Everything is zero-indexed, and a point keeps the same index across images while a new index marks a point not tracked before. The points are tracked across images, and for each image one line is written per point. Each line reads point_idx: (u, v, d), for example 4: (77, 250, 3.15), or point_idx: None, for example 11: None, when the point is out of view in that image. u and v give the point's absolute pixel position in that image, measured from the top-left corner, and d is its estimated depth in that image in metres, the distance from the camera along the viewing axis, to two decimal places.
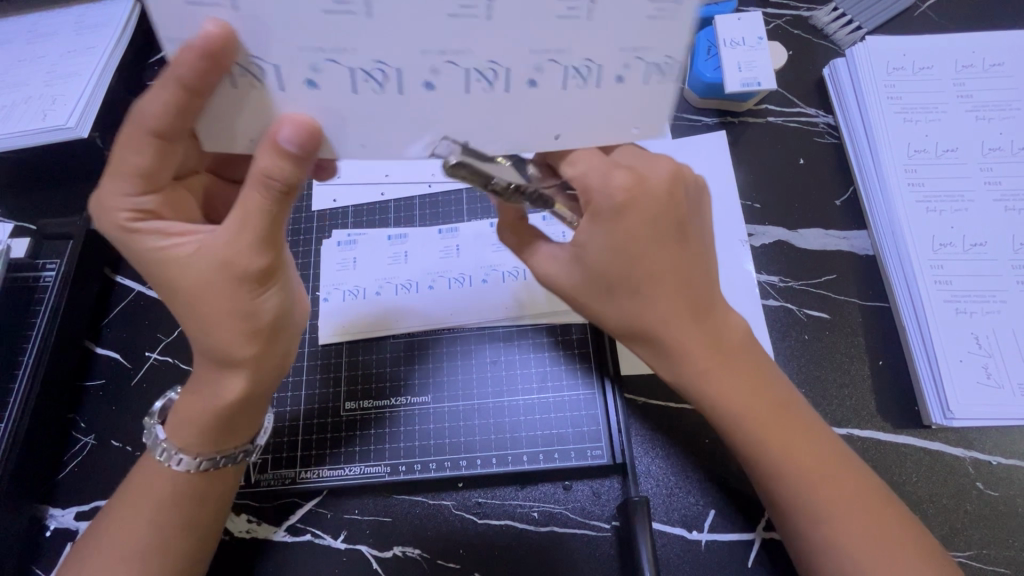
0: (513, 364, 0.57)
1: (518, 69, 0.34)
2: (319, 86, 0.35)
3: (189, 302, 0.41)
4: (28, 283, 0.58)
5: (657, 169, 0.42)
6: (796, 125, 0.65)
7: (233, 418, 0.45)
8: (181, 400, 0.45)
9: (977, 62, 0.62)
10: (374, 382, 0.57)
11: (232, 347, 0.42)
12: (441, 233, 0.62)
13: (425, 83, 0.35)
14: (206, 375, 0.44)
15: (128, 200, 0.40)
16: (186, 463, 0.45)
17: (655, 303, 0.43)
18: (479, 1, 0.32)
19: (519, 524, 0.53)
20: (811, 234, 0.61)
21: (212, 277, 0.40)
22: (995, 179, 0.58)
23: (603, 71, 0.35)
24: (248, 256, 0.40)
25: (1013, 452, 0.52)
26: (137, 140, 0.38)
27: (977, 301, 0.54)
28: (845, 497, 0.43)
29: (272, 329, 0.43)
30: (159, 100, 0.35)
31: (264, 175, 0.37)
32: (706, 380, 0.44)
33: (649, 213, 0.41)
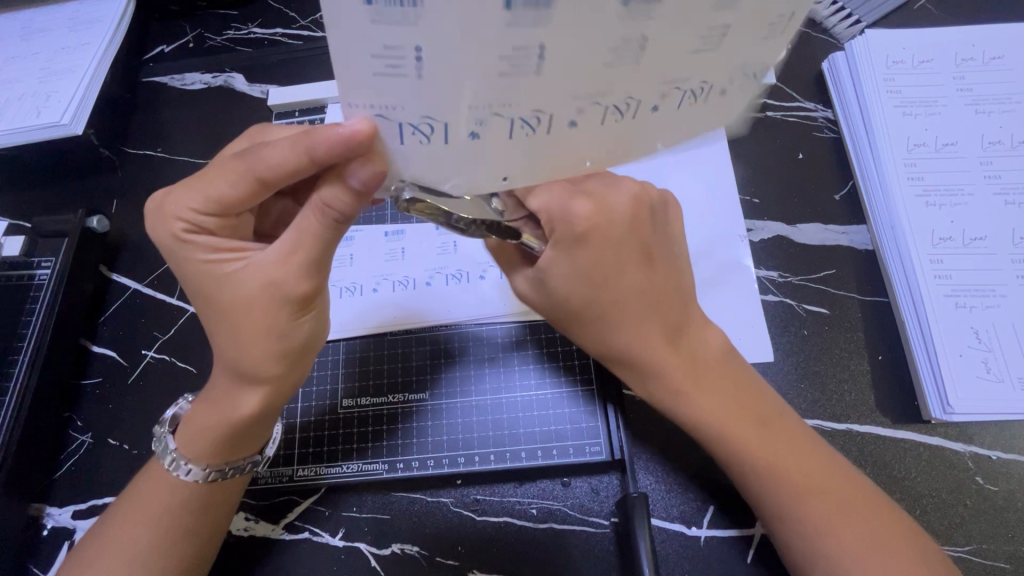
0: (512, 361, 0.57)
1: (564, 115, 0.30)
2: (480, 137, 0.30)
3: (227, 317, 0.41)
4: (23, 281, 0.57)
5: (618, 197, 0.45)
6: (794, 119, 0.65)
7: (248, 432, 0.45)
8: (195, 412, 0.45)
9: (976, 55, 0.62)
10: (372, 378, 0.57)
11: (262, 364, 0.42)
12: (438, 229, 0.62)
13: (571, 123, 0.30)
14: (222, 390, 0.44)
15: (192, 212, 0.40)
16: (194, 474, 0.45)
17: (623, 329, 0.46)
18: (532, 59, 0.27)
19: (517, 522, 0.52)
20: (810, 229, 0.61)
21: (257, 297, 0.40)
22: (995, 173, 0.58)
23: (654, 107, 0.30)
24: (294, 280, 0.40)
25: (1012, 446, 0.52)
26: (235, 172, 0.38)
27: (976, 296, 0.54)
28: (844, 497, 0.43)
29: (301, 351, 0.43)
30: (277, 153, 0.37)
31: (324, 202, 0.37)
32: (683, 399, 0.46)
33: (609, 240, 0.44)
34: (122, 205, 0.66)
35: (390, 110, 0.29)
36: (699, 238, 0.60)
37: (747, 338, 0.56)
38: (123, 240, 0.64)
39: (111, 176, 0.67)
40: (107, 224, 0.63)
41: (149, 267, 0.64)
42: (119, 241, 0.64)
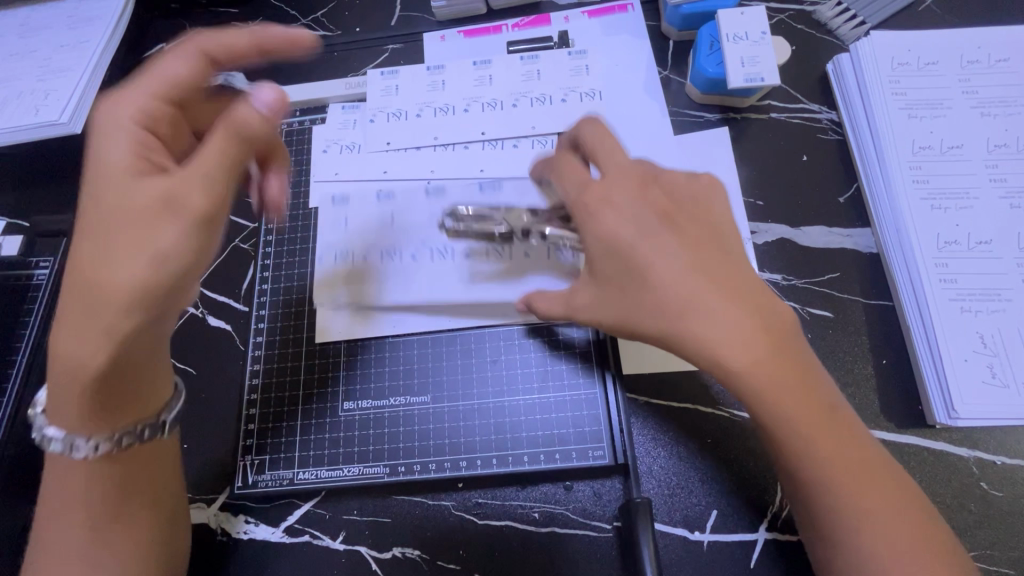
0: (514, 362, 0.56)
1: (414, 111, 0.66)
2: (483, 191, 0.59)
3: (114, 223, 0.40)
4: (21, 281, 0.57)
5: (670, 176, 0.49)
6: (798, 122, 0.64)
7: (110, 380, 0.40)
8: (56, 380, 0.40)
9: (982, 57, 0.62)
10: (391, 364, 0.57)
11: (123, 285, 0.38)
12: (440, 231, 0.59)
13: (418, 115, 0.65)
14: (78, 317, 0.39)
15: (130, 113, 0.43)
16: (88, 453, 0.42)
17: (667, 290, 0.43)
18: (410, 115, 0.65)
19: (519, 525, 0.52)
20: (814, 231, 0.60)
21: (148, 207, 0.40)
22: (1000, 176, 0.57)
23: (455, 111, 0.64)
24: (190, 195, 0.40)
25: (1017, 452, 0.52)
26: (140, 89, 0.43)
27: (982, 300, 0.54)
28: (884, 494, 0.41)
29: (173, 277, 0.39)
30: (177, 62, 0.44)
31: (233, 121, 0.42)
32: (749, 375, 0.41)
33: (630, 200, 0.47)
34: None
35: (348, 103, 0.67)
36: None
37: None
38: None
39: None
40: None
41: None
42: None
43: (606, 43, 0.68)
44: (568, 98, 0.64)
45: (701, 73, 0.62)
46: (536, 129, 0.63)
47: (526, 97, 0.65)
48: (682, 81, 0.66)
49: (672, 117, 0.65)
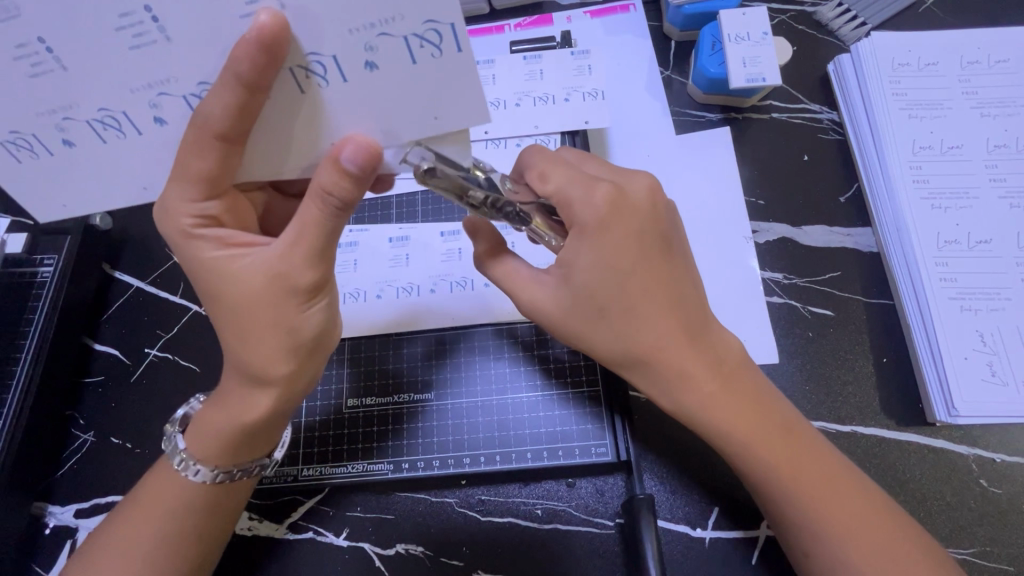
0: (505, 369, 0.57)
1: (346, 54, 0.32)
2: (377, 66, 0.32)
3: (237, 319, 0.42)
4: (26, 278, 0.56)
5: (635, 188, 0.45)
6: (800, 122, 0.65)
7: (259, 433, 0.45)
8: (206, 413, 0.45)
9: (981, 58, 0.62)
10: (363, 379, 0.57)
11: (274, 365, 0.43)
12: (443, 236, 0.61)
13: (365, 63, 0.32)
14: (238, 391, 0.44)
15: (195, 206, 0.41)
16: (203, 475, 0.45)
17: (645, 325, 0.45)
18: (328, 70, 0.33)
19: (522, 522, 0.52)
20: (815, 231, 0.61)
21: (262, 293, 0.41)
22: (1000, 176, 0.58)
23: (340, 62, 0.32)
24: (298, 271, 0.41)
25: (1016, 450, 0.52)
26: (199, 144, 0.36)
27: (981, 299, 0.54)
28: (854, 503, 0.43)
29: (311, 346, 0.44)
30: (216, 102, 0.34)
31: (323, 189, 0.38)
32: (706, 407, 0.45)
33: (633, 225, 0.44)
34: None
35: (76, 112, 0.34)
36: (704, 240, 0.60)
37: (751, 341, 0.56)
38: (125, 238, 0.64)
39: None
40: (109, 222, 0.63)
41: (152, 265, 0.63)
42: (122, 239, 0.64)
43: (608, 42, 0.69)
44: (571, 98, 0.63)
45: (704, 73, 0.62)
46: (539, 127, 0.62)
47: (529, 96, 0.64)
48: (684, 81, 0.67)
49: (674, 117, 0.66)
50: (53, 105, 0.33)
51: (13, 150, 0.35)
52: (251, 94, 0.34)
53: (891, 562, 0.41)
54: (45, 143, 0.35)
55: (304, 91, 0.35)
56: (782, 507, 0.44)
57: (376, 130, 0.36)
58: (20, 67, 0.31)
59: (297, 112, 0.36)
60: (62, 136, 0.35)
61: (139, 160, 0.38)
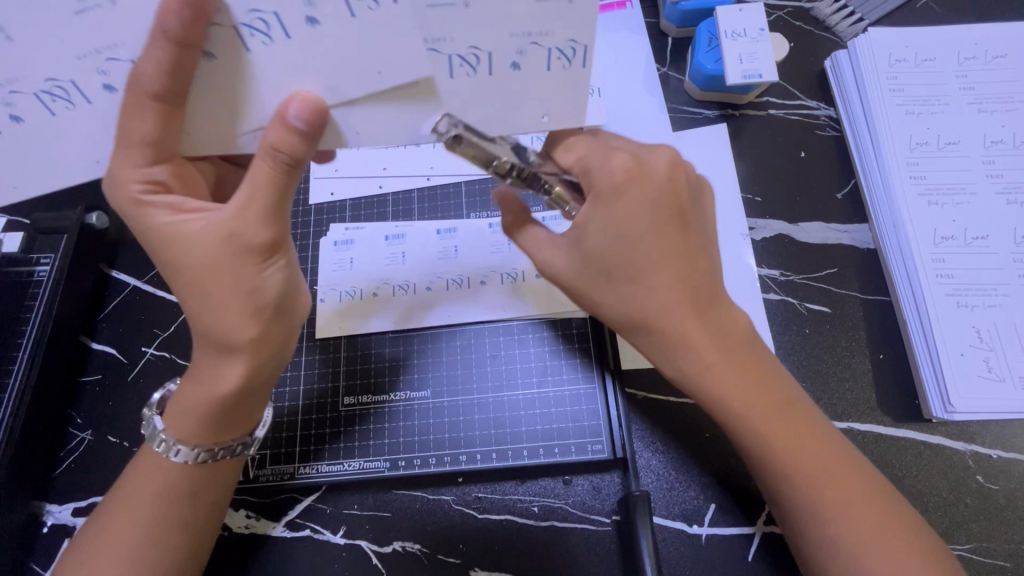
0: (516, 352, 0.57)
1: (312, 2, 0.33)
2: (320, 20, 0.34)
3: (195, 281, 0.42)
4: (22, 278, 0.56)
5: (656, 160, 0.44)
6: (796, 118, 0.65)
7: (234, 406, 0.44)
8: (179, 392, 0.45)
9: (978, 54, 0.62)
10: (359, 377, 0.57)
11: (237, 327, 0.42)
12: (439, 233, 0.61)
13: (346, 8, 0.34)
14: (208, 361, 0.44)
15: (139, 171, 0.40)
16: (183, 455, 0.44)
17: (652, 292, 0.44)
18: (301, 21, 0.34)
19: (520, 519, 0.52)
20: (812, 227, 0.60)
21: (217, 254, 0.41)
22: (997, 172, 0.58)
23: (311, 10, 0.34)
24: (252, 230, 0.41)
25: (1013, 445, 0.52)
26: (138, 106, 0.37)
27: (978, 295, 0.54)
28: (855, 489, 0.43)
29: (276, 308, 0.43)
30: (147, 60, 0.35)
31: (272, 146, 0.38)
32: (706, 374, 0.44)
33: (644, 197, 0.43)
34: None
35: None
36: None
37: None
38: (121, 237, 0.64)
39: None
40: (106, 221, 0.62)
41: (148, 263, 0.63)
42: (119, 238, 0.64)
43: (606, 40, 0.68)
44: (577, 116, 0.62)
45: (700, 70, 0.62)
46: None
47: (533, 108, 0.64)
48: (680, 78, 0.67)
49: (671, 114, 0.66)
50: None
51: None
52: (184, 51, 0.35)
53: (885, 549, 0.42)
54: (52, 120, 0.36)
55: (248, 52, 0.36)
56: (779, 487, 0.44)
57: (324, 88, 0.37)
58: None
59: (237, 80, 0.37)
60: (9, 111, 0.37)
61: (136, 139, 0.39)
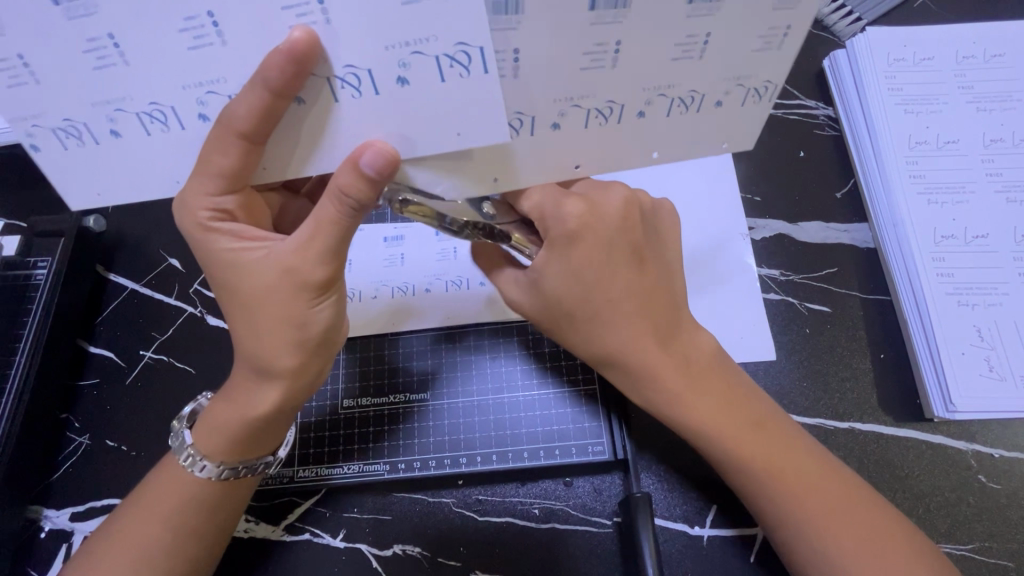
0: (509, 362, 0.57)
1: (382, 70, 0.33)
2: (409, 82, 0.34)
3: (248, 309, 0.42)
4: (19, 282, 0.56)
5: (608, 199, 0.45)
6: (795, 118, 0.65)
7: (261, 430, 0.45)
8: (212, 410, 0.45)
9: (977, 52, 0.62)
10: (358, 379, 0.57)
11: (275, 356, 0.42)
12: (438, 234, 0.61)
13: (397, 79, 0.34)
14: (241, 383, 0.44)
15: (209, 199, 0.40)
16: (207, 471, 0.45)
17: (615, 331, 0.45)
18: (363, 84, 0.34)
19: (520, 521, 0.52)
20: (812, 227, 0.60)
21: (274, 286, 0.41)
22: (996, 170, 0.58)
23: (374, 76, 0.34)
24: (309, 267, 0.40)
25: (1014, 444, 0.52)
26: (219, 140, 0.36)
27: (978, 294, 0.54)
28: (844, 499, 0.43)
29: (320, 340, 0.43)
30: (241, 103, 0.34)
31: (340, 189, 0.37)
32: (673, 406, 0.46)
33: (601, 239, 0.44)
34: (119, 206, 0.65)
35: (124, 101, 0.34)
36: (702, 236, 0.60)
37: (748, 337, 0.56)
38: (119, 240, 0.64)
39: None
40: (103, 224, 0.62)
41: (146, 267, 0.63)
42: (116, 241, 0.64)
43: None
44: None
45: None
46: None
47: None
48: None
49: None
50: (113, 96, 0.34)
51: (62, 137, 0.35)
52: (275, 100, 0.34)
53: (876, 558, 0.41)
54: (95, 132, 0.35)
55: (336, 102, 0.35)
56: (759, 502, 0.44)
57: (393, 137, 0.37)
58: (86, 60, 0.32)
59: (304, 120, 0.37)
60: (114, 127, 0.35)
61: (179, 155, 0.38)
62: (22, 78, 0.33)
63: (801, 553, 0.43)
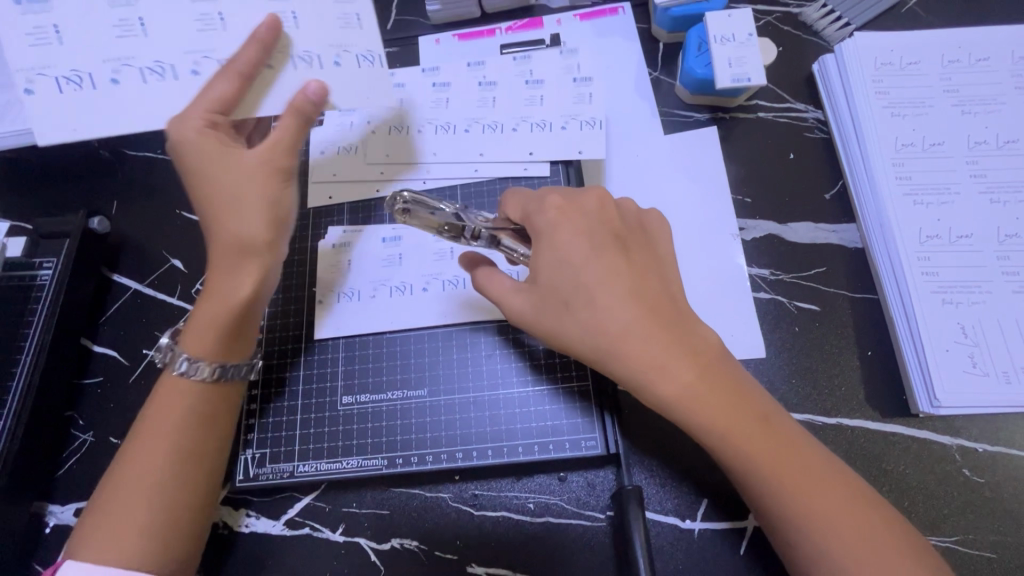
0: (504, 358, 0.58)
1: (323, 57, 0.48)
2: (341, 63, 0.49)
3: (224, 202, 0.47)
4: (25, 282, 0.57)
5: (586, 196, 0.51)
6: (785, 121, 0.66)
7: (247, 319, 0.49)
8: (197, 314, 0.48)
9: (963, 57, 0.63)
10: (357, 377, 0.58)
11: (253, 237, 0.47)
12: (435, 235, 0.62)
13: (334, 61, 0.48)
14: (219, 283, 0.48)
15: (206, 114, 0.46)
16: (200, 373, 0.47)
17: (612, 314, 0.46)
18: (313, 61, 0.48)
19: (516, 515, 0.53)
20: (802, 228, 0.62)
21: (250, 170, 0.48)
22: (980, 172, 0.59)
23: (320, 59, 0.48)
24: (282, 159, 0.49)
25: (998, 439, 0.53)
26: (221, 76, 0.46)
27: (962, 292, 0.55)
28: (834, 490, 0.45)
29: (283, 221, 0.49)
30: (243, 59, 0.46)
31: (297, 108, 0.48)
32: (682, 395, 0.45)
33: (580, 223, 0.49)
34: (122, 208, 0.66)
35: None
36: (693, 236, 0.61)
37: (738, 335, 0.57)
38: (123, 242, 0.65)
39: (110, 178, 0.67)
40: (108, 226, 0.63)
41: (149, 268, 0.64)
42: (121, 242, 0.65)
43: (598, 44, 0.69)
44: (568, 126, 0.64)
45: (690, 74, 0.63)
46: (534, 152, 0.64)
47: (528, 121, 0.65)
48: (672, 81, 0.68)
49: (662, 117, 0.67)
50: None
51: None
52: (260, 51, 0.47)
53: (867, 549, 0.42)
54: None
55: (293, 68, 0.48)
56: (761, 496, 0.45)
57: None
58: None
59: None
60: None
61: None
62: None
63: (801, 545, 0.44)
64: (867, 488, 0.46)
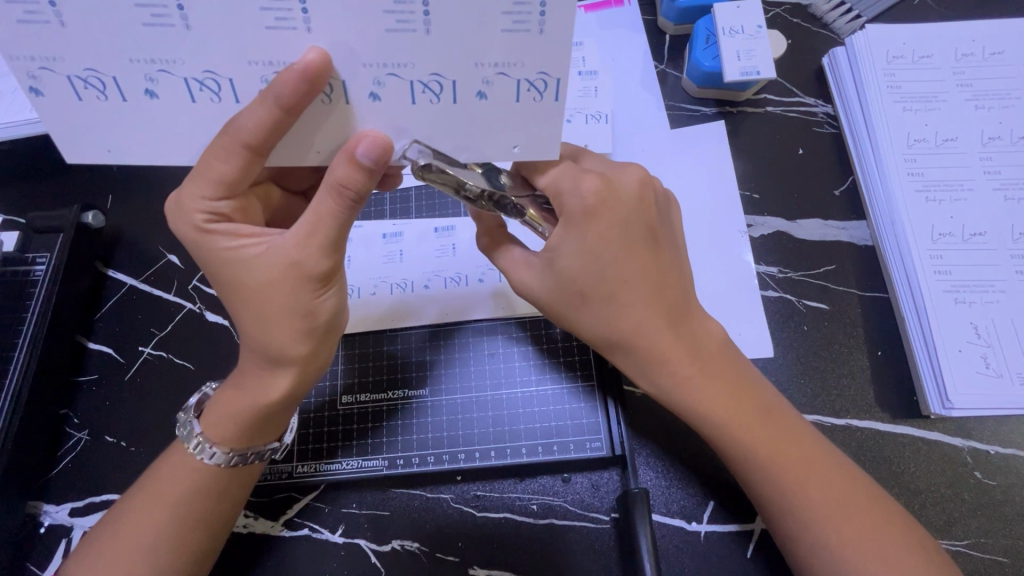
0: (511, 358, 0.57)
1: (463, 81, 0.35)
2: (487, 97, 0.36)
3: (253, 304, 0.42)
4: (18, 277, 0.56)
5: (624, 179, 0.46)
6: (795, 115, 0.65)
7: (272, 415, 0.46)
8: (220, 396, 0.46)
9: (977, 51, 0.62)
10: (359, 376, 0.57)
11: (290, 345, 0.43)
12: (437, 231, 0.61)
13: (477, 93, 0.36)
14: (254, 373, 0.45)
15: (206, 202, 0.41)
16: (217, 458, 0.45)
17: (629, 312, 0.46)
18: (441, 90, 0.35)
19: (519, 517, 0.52)
20: (810, 225, 0.60)
21: (277, 279, 0.41)
22: (994, 168, 0.58)
23: (457, 86, 0.35)
24: (314, 259, 0.41)
25: (1010, 442, 0.52)
26: (227, 149, 0.37)
27: (977, 292, 0.54)
28: (845, 492, 0.44)
29: (325, 328, 0.45)
30: (251, 117, 0.35)
31: (337, 183, 0.38)
32: (685, 386, 0.46)
33: (619, 216, 0.44)
34: (117, 201, 0.65)
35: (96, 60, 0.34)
36: (701, 233, 0.60)
37: (746, 334, 0.56)
38: (118, 237, 0.63)
39: (105, 171, 0.65)
40: (102, 220, 0.62)
41: (144, 262, 0.63)
42: (115, 237, 0.64)
43: (603, 36, 0.68)
44: (572, 119, 0.64)
45: (697, 67, 0.62)
46: None
47: None
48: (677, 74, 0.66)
49: (669, 110, 0.65)
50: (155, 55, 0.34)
51: (79, 88, 0.35)
52: (284, 115, 0.35)
53: (865, 548, 0.42)
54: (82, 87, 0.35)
55: (348, 103, 0.36)
56: (757, 488, 0.45)
57: (386, 126, 0.37)
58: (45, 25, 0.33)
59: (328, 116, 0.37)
60: (149, 86, 0.35)
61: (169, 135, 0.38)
62: (44, 17, 0.32)
63: (799, 545, 0.43)
64: (872, 488, 0.45)
